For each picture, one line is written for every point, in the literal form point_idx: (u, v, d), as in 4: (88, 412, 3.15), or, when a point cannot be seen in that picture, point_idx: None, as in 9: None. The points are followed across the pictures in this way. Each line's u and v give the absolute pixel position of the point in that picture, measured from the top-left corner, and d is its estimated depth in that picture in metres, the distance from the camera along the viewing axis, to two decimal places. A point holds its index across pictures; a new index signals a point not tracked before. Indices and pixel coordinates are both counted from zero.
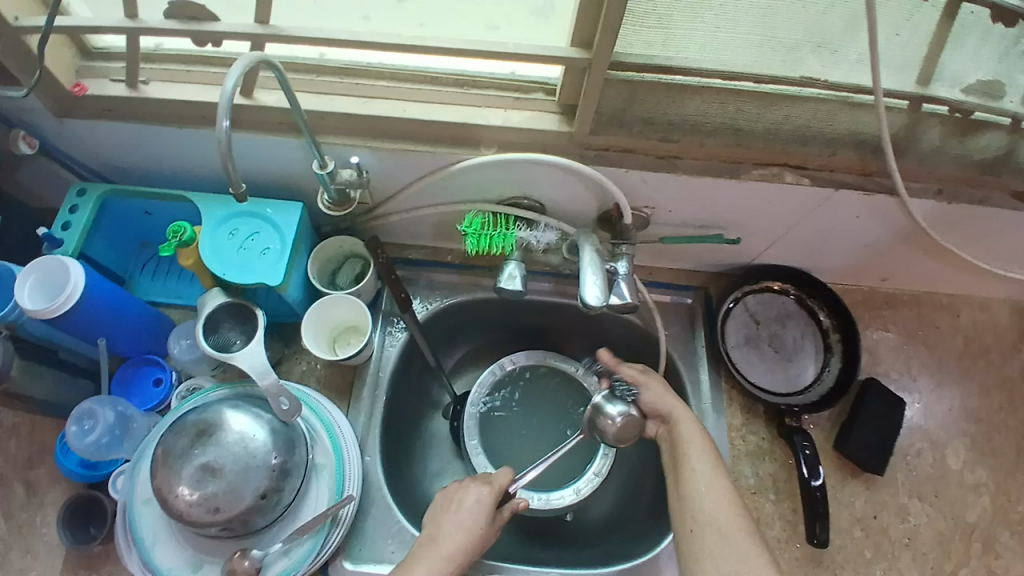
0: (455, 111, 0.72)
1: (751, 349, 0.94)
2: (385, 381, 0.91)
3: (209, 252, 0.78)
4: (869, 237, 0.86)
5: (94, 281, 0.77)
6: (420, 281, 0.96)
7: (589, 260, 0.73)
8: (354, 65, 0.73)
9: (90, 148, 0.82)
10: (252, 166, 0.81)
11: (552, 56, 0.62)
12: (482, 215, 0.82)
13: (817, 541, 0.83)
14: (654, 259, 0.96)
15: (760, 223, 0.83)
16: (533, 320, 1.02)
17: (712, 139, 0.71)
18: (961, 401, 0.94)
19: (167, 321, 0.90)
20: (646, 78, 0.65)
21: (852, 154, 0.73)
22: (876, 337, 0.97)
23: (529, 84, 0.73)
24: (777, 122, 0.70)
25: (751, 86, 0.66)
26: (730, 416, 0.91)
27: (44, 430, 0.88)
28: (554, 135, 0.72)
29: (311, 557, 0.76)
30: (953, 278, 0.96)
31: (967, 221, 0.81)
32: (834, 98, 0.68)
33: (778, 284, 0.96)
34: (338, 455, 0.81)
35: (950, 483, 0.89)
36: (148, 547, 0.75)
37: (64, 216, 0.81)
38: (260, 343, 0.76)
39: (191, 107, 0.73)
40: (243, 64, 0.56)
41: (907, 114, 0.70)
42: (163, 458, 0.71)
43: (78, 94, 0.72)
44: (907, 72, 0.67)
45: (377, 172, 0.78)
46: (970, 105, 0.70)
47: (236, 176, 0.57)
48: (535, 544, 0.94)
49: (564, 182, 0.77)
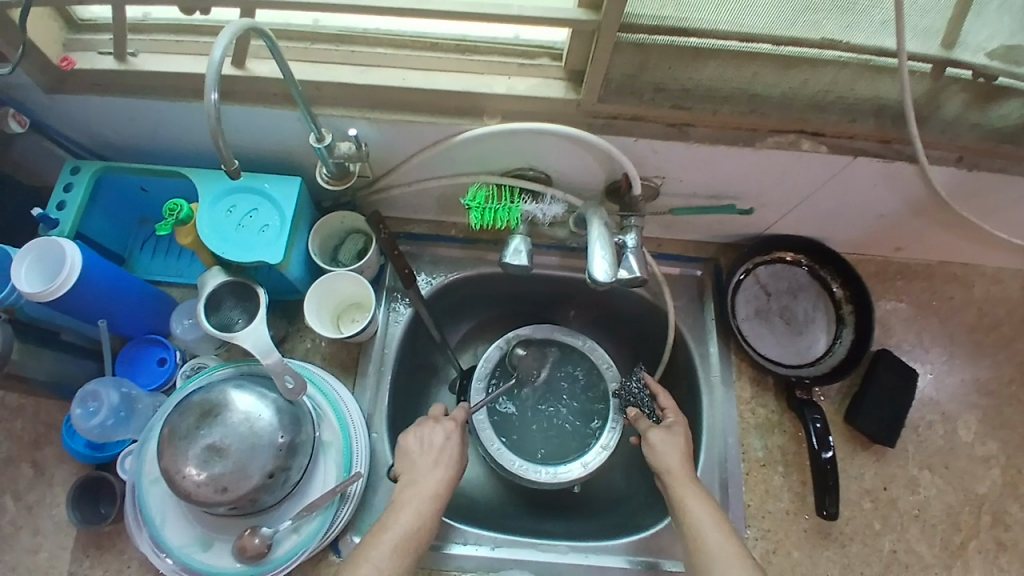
0: (456, 79, 0.69)
1: (761, 322, 0.92)
2: (391, 357, 0.90)
3: (208, 230, 0.76)
4: (885, 207, 0.83)
5: (92, 260, 0.75)
6: (424, 257, 0.94)
7: (597, 232, 0.71)
8: (351, 30, 0.70)
9: (81, 124, 0.79)
10: (248, 140, 0.78)
11: (558, 19, 0.58)
12: (486, 188, 0.79)
13: (826, 513, 0.82)
14: (663, 231, 0.94)
15: (774, 193, 0.80)
16: (539, 295, 1.01)
17: (726, 106, 0.68)
18: (974, 374, 0.92)
19: (169, 300, 0.89)
20: (658, 41, 0.62)
21: (872, 120, 0.69)
22: (889, 308, 0.95)
23: (534, 48, 0.69)
24: (795, 87, 0.66)
25: (769, 48, 0.63)
26: (739, 390, 0.90)
27: (51, 410, 0.88)
28: (561, 103, 0.69)
29: (320, 534, 0.76)
30: (970, 248, 0.93)
31: (989, 190, 0.78)
32: (856, 61, 0.64)
33: (790, 255, 0.94)
34: (344, 432, 0.80)
35: (960, 456, 0.88)
36: (158, 526, 0.75)
37: (58, 194, 0.78)
38: (262, 321, 0.74)
39: (182, 80, 0.70)
40: (231, 32, 0.52)
41: (929, 80, 0.67)
42: (169, 439, 0.71)
43: (66, 68, 0.69)
44: (933, 34, 0.63)
45: (377, 144, 0.75)
46: (995, 70, 0.66)
47: (226, 152, 0.54)
48: (543, 517, 0.94)
49: (571, 152, 0.74)
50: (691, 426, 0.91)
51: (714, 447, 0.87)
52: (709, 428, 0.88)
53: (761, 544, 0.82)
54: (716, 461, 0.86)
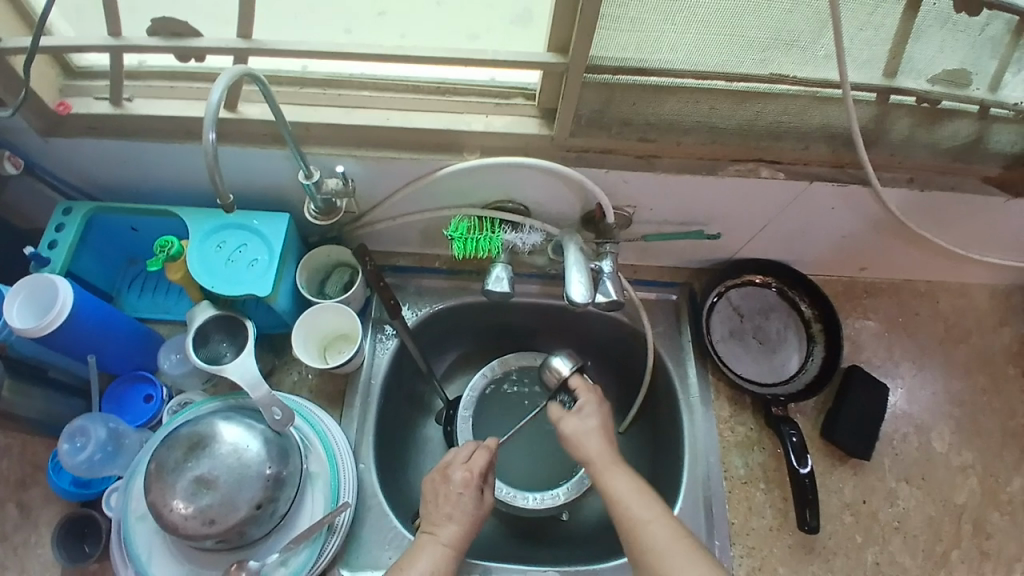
0: (437, 118, 0.73)
1: (737, 342, 0.95)
2: (377, 388, 0.92)
3: (198, 266, 0.78)
4: (845, 229, 0.88)
5: (84, 298, 0.77)
6: (409, 288, 0.97)
7: (573, 258, 0.74)
8: (337, 76, 0.75)
9: (74, 166, 0.82)
10: (238, 177, 0.81)
11: (531, 61, 0.63)
12: (468, 219, 0.83)
13: (808, 527, 0.84)
14: (639, 257, 0.98)
15: (741, 218, 0.85)
16: (523, 323, 1.03)
17: (688, 137, 0.74)
18: (944, 386, 0.96)
19: (156, 336, 0.90)
20: (622, 80, 0.67)
21: (825, 147, 0.75)
22: (858, 325, 0.99)
23: (510, 89, 0.74)
24: (751, 119, 0.72)
25: (723, 84, 0.68)
26: (719, 409, 0.93)
27: (36, 450, 0.88)
28: (536, 138, 0.73)
29: (309, 566, 0.76)
30: (930, 266, 0.99)
31: (939, 209, 0.84)
32: (804, 92, 0.69)
33: (760, 277, 0.98)
34: (332, 462, 0.81)
35: (936, 466, 0.91)
36: (144, 563, 0.75)
37: (50, 235, 0.81)
38: (250, 354, 0.76)
39: (175, 123, 0.74)
40: (228, 79, 0.56)
41: (875, 106, 0.72)
42: (157, 473, 0.71)
43: (63, 113, 0.73)
44: (874, 67, 0.69)
45: (363, 180, 0.79)
46: (937, 94, 0.72)
47: (223, 187, 0.57)
48: (533, 544, 0.94)
49: (548, 184, 0.78)
50: (673, 446, 0.94)
51: (698, 466, 0.89)
52: (692, 447, 0.90)
53: (749, 561, 0.84)
54: (700, 480, 0.88)
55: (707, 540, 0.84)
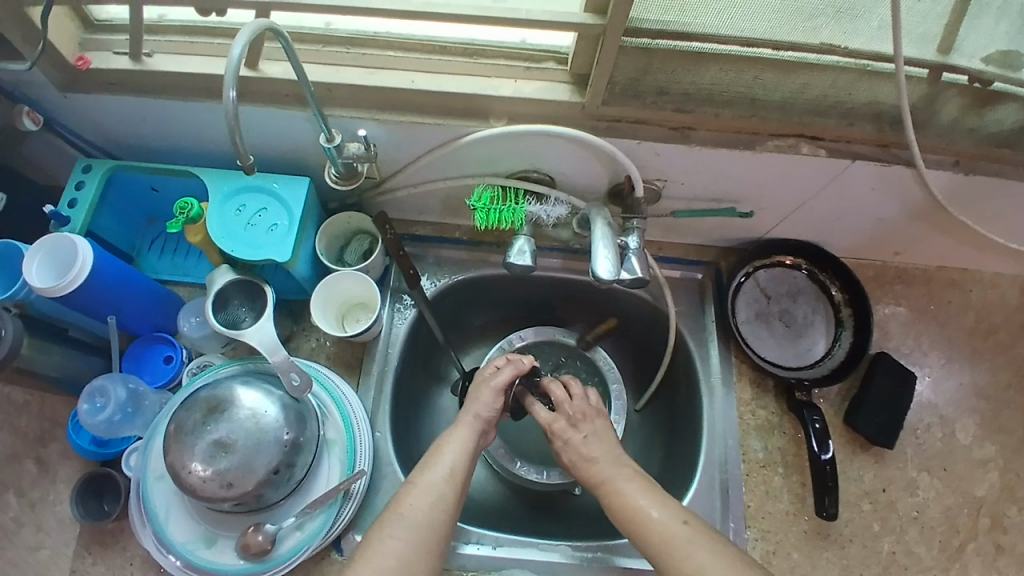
0: (463, 82, 0.70)
1: (761, 324, 0.93)
2: (395, 357, 0.91)
3: (218, 228, 0.77)
4: (882, 211, 0.84)
5: (103, 258, 0.76)
6: (428, 258, 0.96)
7: (601, 233, 0.72)
8: (361, 34, 0.72)
9: (94, 124, 0.81)
10: (259, 140, 0.80)
11: (566, 22, 0.60)
12: (491, 189, 0.80)
13: (826, 514, 0.83)
14: (664, 234, 0.95)
15: (774, 196, 0.82)
16: (542, 297, 1.02)
17: (728, 109, 0.70)
18: (972, 377, 0.94)
19: (175, 298, 0.90)
20: (662, 45, 0.64)
21: (870, 126, 0.71)
22: (887, 311, 0.96)
23: (541, 52, 0.71)
24: (795, 91, 0.68)
25: (770, 53, 0.64)
26: (739, 391, 0.91)
27: (56, 407, 0.89)
28: (566, 105, 0.70)
29: (323, 532, 0.76)
30: (967, 254, 0.95)
31: (983, 195, 0.80)
32: (853, 66, 0.66)
33: (789, 259, 0.95)
34: (349, 430, 0.81)
35: (958, 459, 0.89)
36: (163, 522, 0.76)
37: (70, 193, 0.80)
38: (269, 320, 0.75)
39: (197, 80, 0.72)
40: (249, 33, 0.54)
41: (926, 84, 0.68)
42: (175, 434, 0.71)
43: (83, 67, 0.71)
44: (929, 42, 0.65)
45: (385, 146, 0.77)
46: (990, 75, 0.68)
47: (244, 148, 0.55)
48: (544, 518, 0.94)
49: (576, 155, 0.76)
50: (690, 429, 0.92)
51: (714, 449, 0.88)
52: (708, 428, 0.88)
53: (762, 545, 0.83)
54: (716, 463, 0.87)
55: (721, 521, 0.84)
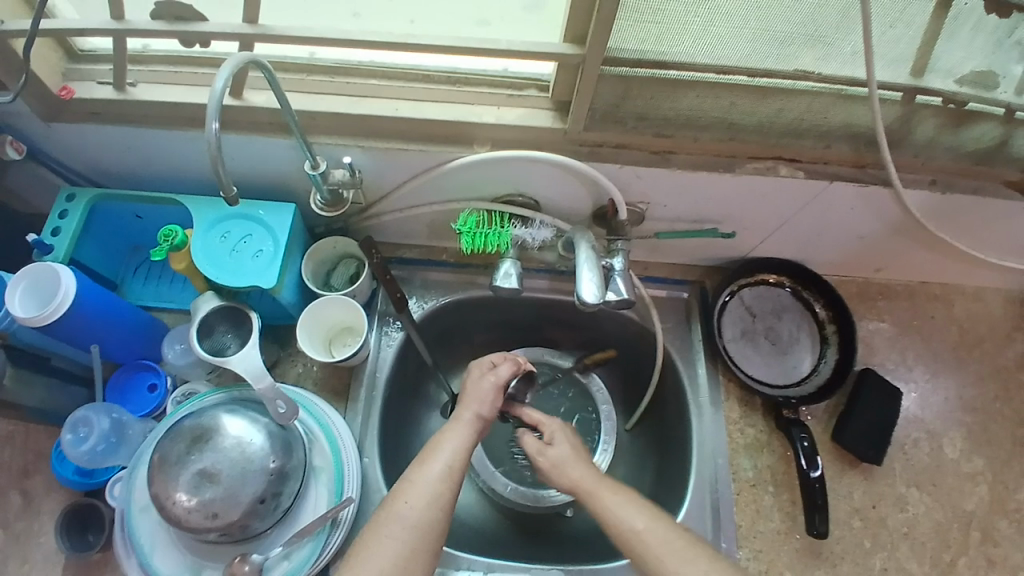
0: (447, 109, 0.71)
1: (747, 342, 0.94)
2: (382, 381, 0.90)
3: (203, 256, 0.77)
4: (863, 229, 0.86)
5: (85, 287, 0.76)
6: (415, 281, 0.96)
7: (584, 255, 0.73)
8: (344, 63, 0.73)
9: (78, 153, 0.81)
10: (241, 167, 0.80)
11: (546, 52, 0.61)
12: (476, 214, 0.81)
13: (816, 532, 0.83)
14: (649, 254, 0.96)
15: (756, 217, 0.83)
16: (530, 318, 1.02)
17: (705, 133, 0.72)
18: (957, 391, 0.94)
19: (160, 325, 0.89)
20: (640, 73, 0.65)
21: (847, 146, 0.73)
22: (871, 327, 0.97)
23: (522, 80, 0.72)
24: (772, 115, 0.69)
25: (746, 79, 0.66)
26: (728, 410, 0.91)
27: (40, 438, 0.87)
28: (549, 131, 0.71)
29: (311, 561, 0.75)
30: (948, 269, 0.97)
31: (960, 212, 0.82)
32: (828, 90, 0.67)
33: (773, 277, 0.96)
34: (337, 456, 0.80)
35: (947, 473, 0.90)
36: (147, 554, 0.75)
37: (53, 222, 0.80)
38: (256, 346, 0.75)
39: (179, 110, 0.72)
40: (232, 65, 0.54)
41: (900, 105, 0.70)
42: (160, 465, 0.70)
43: (66, 97, 0.72)
44: (901, 64, 0.67)
45: (370, 171, 0.77)
46: (963, 96, 0.70)
47: (225, 179, 0.55)
48: (536, 542, 0.93)
49: (560, 179, 0.77)
50: (680, 448, 0.92)
51: (704, 468, 0.87)
52: (698, 448, 0.88)
53: (754, 565, 0.83)
54: (707, 483, 0.87)
55: (712, 542, 0.83)
